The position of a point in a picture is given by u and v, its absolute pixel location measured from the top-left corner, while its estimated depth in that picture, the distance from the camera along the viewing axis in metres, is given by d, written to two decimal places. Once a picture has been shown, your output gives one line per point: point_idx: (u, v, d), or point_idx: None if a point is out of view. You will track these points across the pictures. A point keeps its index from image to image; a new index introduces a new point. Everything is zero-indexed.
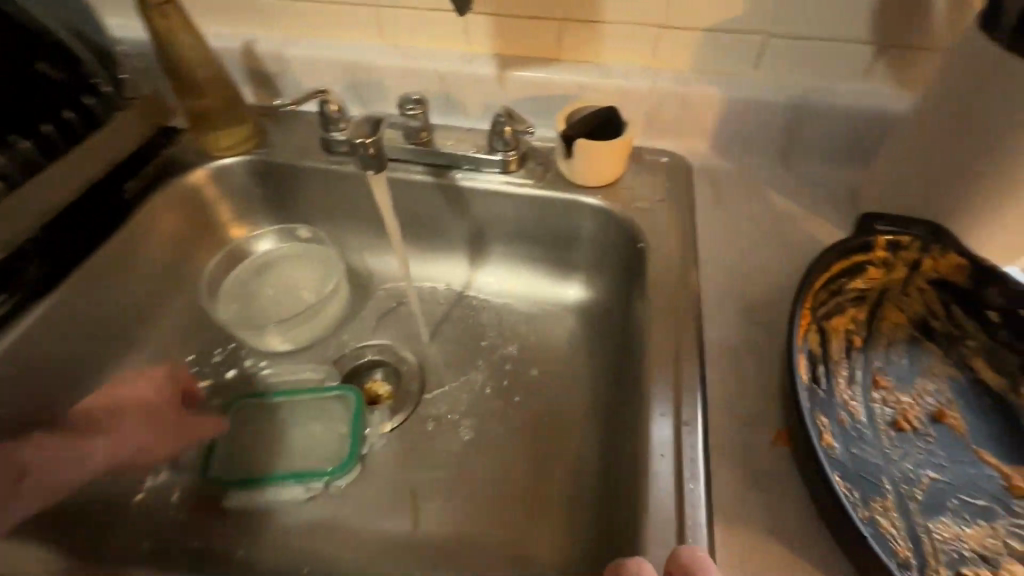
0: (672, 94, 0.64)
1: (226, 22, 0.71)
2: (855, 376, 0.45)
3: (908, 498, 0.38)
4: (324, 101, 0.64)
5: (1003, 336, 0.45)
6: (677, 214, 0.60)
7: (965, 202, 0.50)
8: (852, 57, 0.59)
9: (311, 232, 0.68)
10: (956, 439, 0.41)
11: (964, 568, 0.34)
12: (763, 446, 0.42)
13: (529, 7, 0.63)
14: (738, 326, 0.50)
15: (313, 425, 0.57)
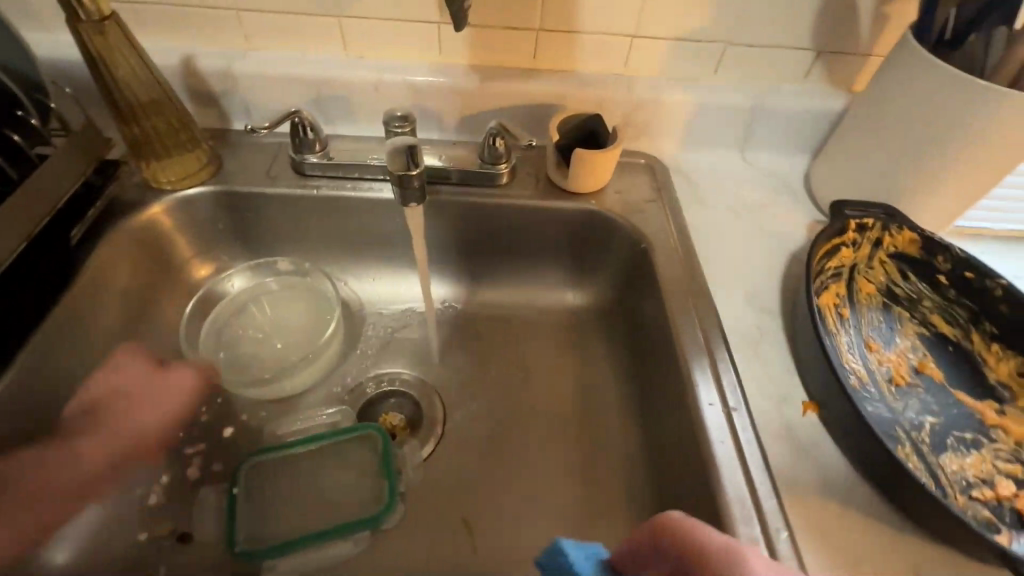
0: (645, 100, 0.67)
1: (158, 35, 0.63)
2: (851, 344, 0.52)
3: (919, 441, 0.45)
4: (296, 122, 0.59)
5: (952, 295, 0.54)
6: (667, 212, 0.64)
7: (907, 184, 0.59)
8: (796, 61, 0.66)
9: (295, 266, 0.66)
10: (937, 386, 0.49)
11: (974, 492, 0.42)
12: (798, 418, 0.47)
13: (506, 18, 0.62)
14: (746, 312, 0.55)
15: (341, 473, 0.54)
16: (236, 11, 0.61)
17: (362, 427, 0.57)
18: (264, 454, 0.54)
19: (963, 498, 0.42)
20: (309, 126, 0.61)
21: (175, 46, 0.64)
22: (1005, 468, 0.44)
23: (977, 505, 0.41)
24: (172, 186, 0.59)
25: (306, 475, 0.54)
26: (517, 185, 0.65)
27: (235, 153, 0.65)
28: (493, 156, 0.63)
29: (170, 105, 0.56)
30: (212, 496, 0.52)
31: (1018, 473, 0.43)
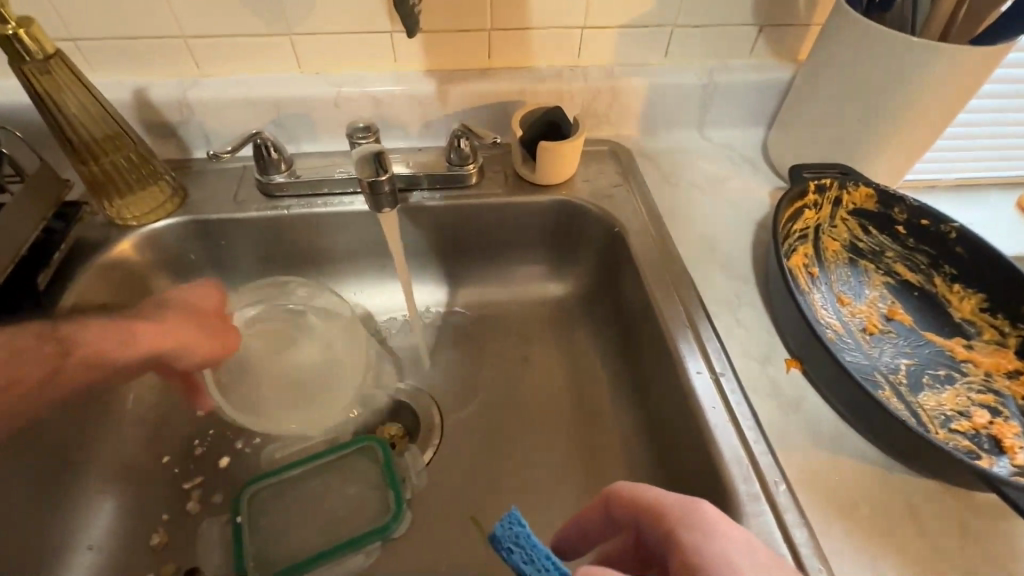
0: (602, 88, 0.69)
1: (107, 71, 0.62)
2: (824, 300, 0.54)
3: (897, 383, 0.47)
4: (259, 144, 0.59)
5: (911, 243, 0.56)
6: (636, 194, 0.65)
7: (859, 143, 0.61)
8: (742, 37, 0.69)
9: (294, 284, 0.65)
10: (908, 329, 0.52)
11: (953, 424, 0.44)
12: (783, 375, 0.49)
13: (457, 21, 0.63)
14: (723, 281, 0.57)
15: (346, 487, 0.54)
16: (185, 38, 0.61)
17: (361, 439, 0.56)
18: (263, 480, 0.53)
19: (943, 431, 0.44)
20: (272, 146, 0.60)
21: (125, 79, 0.62)
22: (979, 398, 0.46)
23: (957, 436, 0.43)
24: (138, 222, 0.59)
25: (310, 494, 0.54)
26: (487, 184, 0.65)
27: (200, 182, 0.64)
28: (460, 157, 0.63)
29: (128, 140, 0.55)
30: (217, 526, 0.51)
31: (991, 401, 0.46)
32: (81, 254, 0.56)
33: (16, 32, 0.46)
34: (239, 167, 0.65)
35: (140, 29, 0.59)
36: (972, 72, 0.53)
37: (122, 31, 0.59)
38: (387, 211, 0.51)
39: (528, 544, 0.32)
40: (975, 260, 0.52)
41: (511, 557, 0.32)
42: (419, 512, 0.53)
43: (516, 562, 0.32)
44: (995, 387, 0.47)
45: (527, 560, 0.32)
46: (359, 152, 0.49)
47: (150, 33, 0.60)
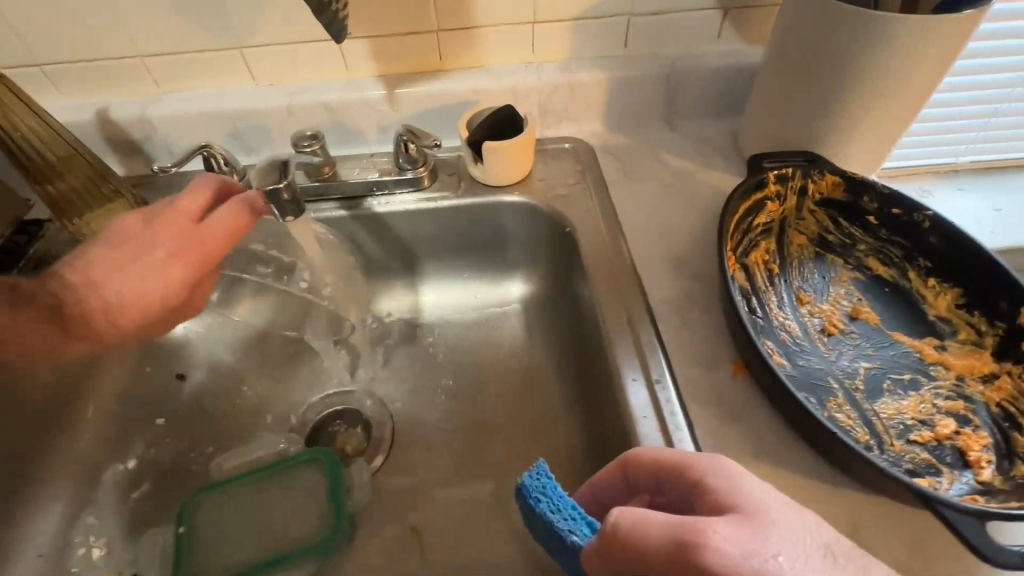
0: (557, 84, 0.67)
1: (72, 92, 0.64)
2: (782, 299, 0.50)
3: (853, 390, 0.43)
4: (208, 156, 0.60)
5: (884, 234, 0.52)
6: (591, 193, 0.63)
7: (828, 129, 0.57)
8: (706, 22, 0.65)
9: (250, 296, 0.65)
10: (873, 330, 0.47)
11: (911, 435, 0.40)
12: (728, 382, 0.45)
13: (402, 24, 0.62)
14: (675, 281, 0.54)
15: (289, 498, 0.54)
16: (141, 58, 0.62)
17: (311, 450, 0.56)
18: (209, 490, 0.54)
19: (899, 443, 0.40)
20: (222, 158, 0.61)
21: (90, 101, 0.65)
22: (945, 406, 0.42)
23: (915, 448, 0.39)
24: None
25: (253, 506, 0.53)
26: (439, 187, 0.64)
27: (162, 196, 0.66)
28: (410, 160, 0.63)
29: (82, 159, 0.57)
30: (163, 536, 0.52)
31: (959, 409, 0.41)
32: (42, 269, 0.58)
33: None
34: None
35: (97, 51, 0.61)
36: (943, 44, 0.49)
37: (81, 53, 0.61)
38: (296, 217, 0.51)
39: (555, 495, 0.34)
40: (952, 251, 0.48)
41: (537, 505, 0.34)
42: (360, 524, 0.52)
43: (542, 511, 0.33)
44: (966, 392, 0.43)
45: (553, 509, 0.33)
46: (266, 161, 0.51)
47: (107, 54, 0.62)
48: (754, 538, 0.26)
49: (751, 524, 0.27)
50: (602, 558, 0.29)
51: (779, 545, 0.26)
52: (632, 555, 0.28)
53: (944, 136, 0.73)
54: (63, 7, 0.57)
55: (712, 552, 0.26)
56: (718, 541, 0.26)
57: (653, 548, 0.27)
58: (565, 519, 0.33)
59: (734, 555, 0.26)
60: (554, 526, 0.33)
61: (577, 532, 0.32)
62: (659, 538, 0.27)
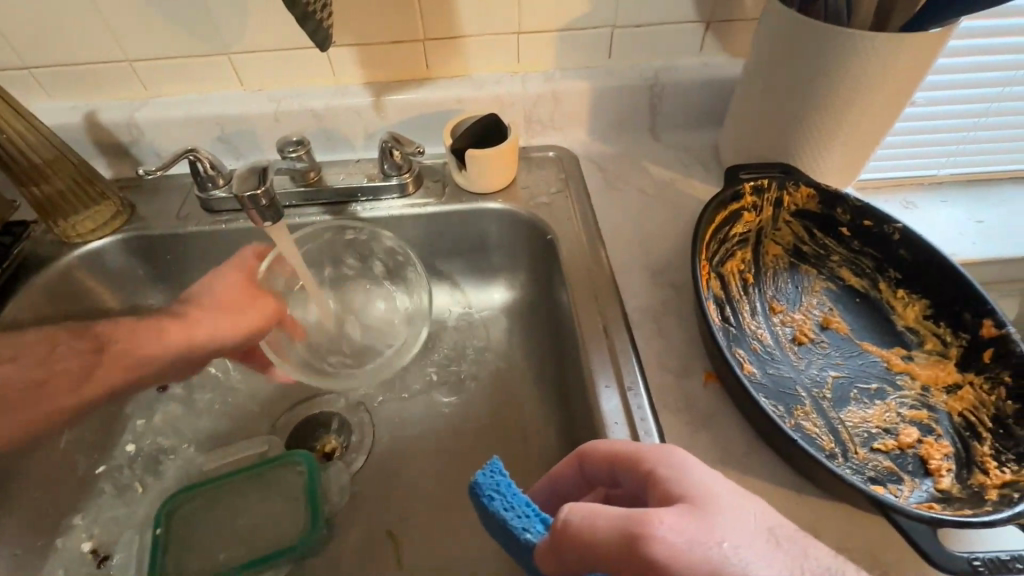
0: (542, 94, 0.68)
1: (61, 95, 0.65)
2: (755, 308, 0.51)
3: (821, 398, 0.44)
4: (194, 160, 0.60)
5: (857, 245, 0.53)
6: (573, 201, 0.64)
7: (804, 142, 0.58)
8: (688, 35, 0.66)
9: None
10: (843, 339, 0.48)
11: (876, 443, 0.41)
12: (699, 389, 0.46)
13: (388, 33, 0.63)
14: (652, 289, 0.55)
15: (269, 503, 0.54)
16: (130, 62, 0.63)
17: (292, 453, 0.56)
18: (188, 492, 0.54)
19: (864, 450, 0.40)
20: (209, 163, 0.62)
21: (80, 104, 0.66)
22: (909, 414, 0.42)
23: (878, 456, 0.40)
24: (83, 239, 0.61)
25: (231, 509, 0.54)
26: (424, 193, 0.65)
27: (148, 199, 0.66)
28: (395, 167, 0.63)
29: (69, 163, 0.57)
30: (139, 538, 0.52)
31: (923, 418, 0.42)
32: (25, 270, 0.58)
33: None
34: (185, 184, 0.67)
35: (86, 55, 0.62)
36: (914, 61, 0.50)
37: (70, 57, 0.62)
38: (274, 222, 0.52)
39: (509, 492, 0.33)
40: (921, 263, 0.49)
41: (490, 503, 0.33)
42: (338, 526, 0.53)
43: (496, 510, 0.32)
44: (930, 402, 0.43)
45: (507, 507, 0.32)
46: (246, 167, 0.51)
47: (95, 58, 0.62)
48: (702, 527, 0.27)
49: (700, 511, 0.28)
50: (555, 555, 0.29)
51: (723, 533, 0.27)
52: (583, 549, 0.28)
53: (922, 149, 0.74)
54: (52, 12, 0.58)
55: (660, 542, 0.27)
56: (666, 531, 0.27)
57: (608, 541, 0.27)
58: (519, 517, 0.32)
59: (681, 544, 0.27)
60: (508, 525, 0.32)
61: (531, 529, 0.32)
62: (611, 531, 0.28)
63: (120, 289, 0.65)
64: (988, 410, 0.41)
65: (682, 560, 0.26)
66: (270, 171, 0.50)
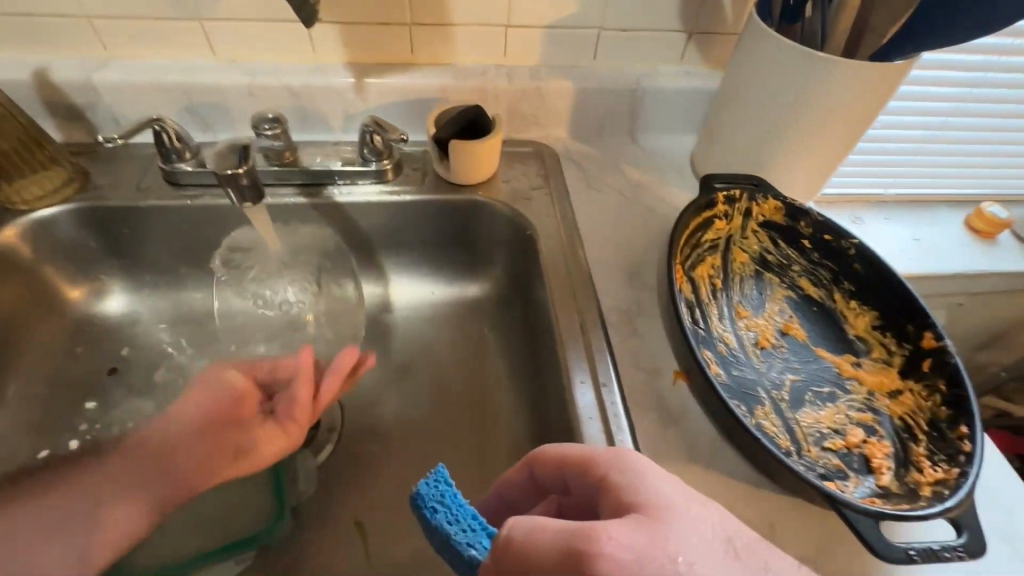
0: (527, 89, 0.68)
1: (8, 48, 0.60)
2: (722, 312, 0.53)
3: (779, 400, 0.47)
4: (161, 130, 0.57)
5: (816, 257, 0.56)
6: (553, 198, 0.64)
7: (774, 157, 0.61)
8: (672, 43, 0.68)
9: (197, 280, 0.66)
10: (801, 346, 0.52)
11: (826, 442, 0.44)
12: (668, 387, 0.48)
13: (374, 13, 0.61)
14: (627, 289, 0.57)
15: (232, 493, 0.52)
16: (90, 18, 0.58)
17: None
18: None
19: (815, 449, 0.44)
20: (175, 134, 0.59)
21: (28, 59, 0.61)
22: (856, 417, 0.46)
23: (828, 454, 0.43)
24: (29, 206, 0.57)
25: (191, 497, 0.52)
26: (404, 181, 0.64)
27: (104, 167, 0.62)
28: (375, 152, 0.62)
29: (17, 124, 0.53)
30: None
31: (868, 420, 0.46)
32: None
33: None
34: (146, 154, 0.64)
35: (39, 6, 0.57)
36: (877, 88, 0.53)
37: (20, 6, 0.57)
38: (254, 203, 0.50)
39: (453, 504, 0.33)
40: (872, 277, 0.53)
41: (433, 515, 0.32)
42: (303, 515, 0.52)
43: (439, 522, 0.32)
44: (874, 406, 0.47)
45: (450, 521, 0.32)
46: (225, 146, 0.49)
47: (49, 11, 0.57)
48: (652, 541, 0.27)
49: (652, 523, 0.28)
50: (498, 572, 0.28)
51: (675, 547, 0.27)
52: (526, 567, 0.27)
53: (875, 170, 0.79)
54: None
55: (608, 559, 0.26)
56: (615, 546, 0.26)
57: (552, 558, 0.27)
58: (463, 531, 0.32)
59: (630, 558, 0.26)
60: (451, 539, 0.31)
61: (476, 545, 0.31)
62: (556, 545, 0.27)
63: (70, 263, 0.61)
64: (924, 414, 0.45)
65: (630, 574, 0.26)
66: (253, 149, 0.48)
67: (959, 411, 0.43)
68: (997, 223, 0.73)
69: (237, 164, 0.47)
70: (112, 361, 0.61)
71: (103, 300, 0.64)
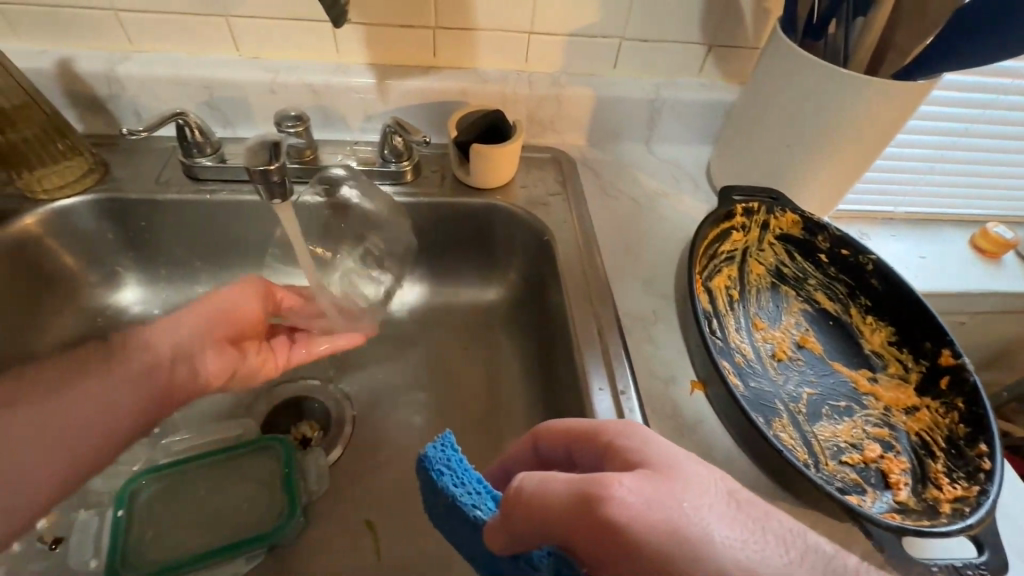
0: (546, 95, 0.68)
1: (33, 38, 0.60)
2: (739, 324, 0.54)
3: (797, 412, 0.47)
4: (184, 124, 0.58)
5: (832, 271, 0.56)
6: (571, 205, 0.65)
7: (792, 171, 0.61)
8: (691, 55, 0.69)
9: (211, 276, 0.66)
10: (817, 359, 0.52)
11: (843, 457, 0.44)
12: (685, 397, 0.48)
13: (398, 15, 0.62)
14: (644, 298, 0.57)
15: (242, 488, 0.52)
16: (116, 11, 0.59)
17: (264, 439, 0.54)
18: (151, 474, 0.51)
19: (833, 463, 0.44)
20: (198, 129, 0.59)
21: (52, 49, 0.61)
22: (873, 432, 0.47)
23: (846, 468, 0.44)
24: (50, 195, 0.57)
25: (200, 493, 0.51)
26: (422, 183, 0.64)
27: (124, 160, 0.62)
28: (395, 153, 0.62)
29: (42, 112, 0.53)
30: (99, 519, 0.49)
31: (884, 436, 0.46)
32: None
33: None
34: (166, 148, 0.64)
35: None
36: (897, 106, 0.54)
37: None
38: (282, 201, 0.50)
39: (459, 468, 0.33)
40: (889, 293, 0.53)
41: (440, 478, 0.32)
42: (313, 514, 0.52)
43: (445, 485, 0.32)
44: (891, 421, 0.48)
45: (457, 483, 0.32)
46: (255, 142, 0.49)
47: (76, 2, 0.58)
48: (659, 489, 0.27)
49: (659, 477, 0.28)
50: (506, 529, 0.28)
51: (682, 495, 0.27)
52: (534, 517, 0.27)
53: (885, 187, 0.80)
54: None
55: (614, 502, 0.26)
56: (621, 491, 0.27)
57: (558, 506, 0.27)
58: (469, 493, 0.32)
59: (634, 503, 0.26)
60: (457, 502, 0.32)
61: (481, 506, 0.31)
62: (563, 495, 0.27)
63: (84, 254, 0.61)
64: (941, 431, 0.45)
65: (638, 518, 0.26)
66: (283, 146, 0.49)
67: (977, 429, 0.43)
68: (1002, 243, 0.74)
69: (268, 159, 0.47)
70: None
71: (116, 292, 0.63)
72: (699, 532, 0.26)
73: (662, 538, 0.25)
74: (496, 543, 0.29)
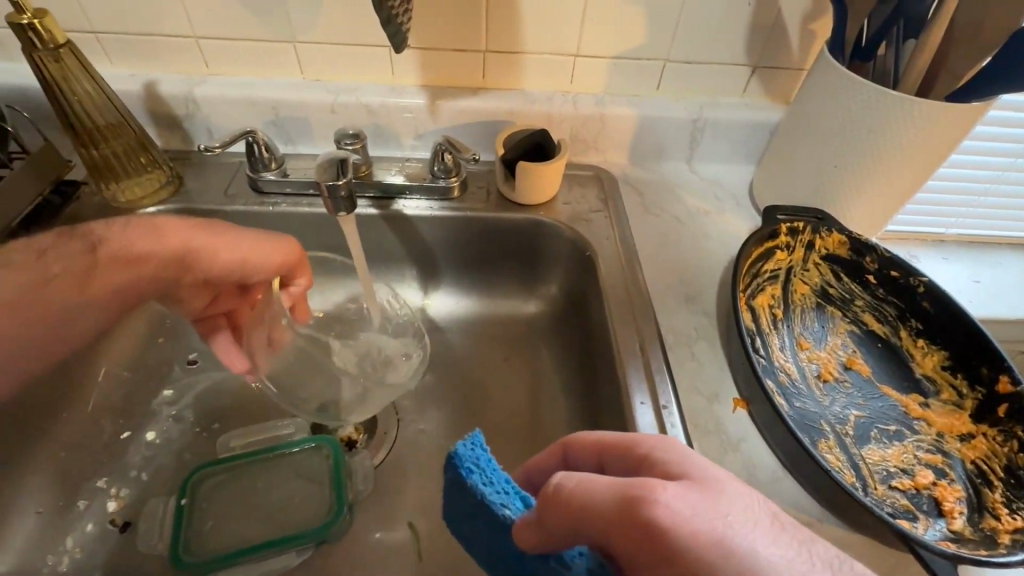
0: (590, 115, 0.70)
1: (123, 63, 0.66)
2: (784, 343, 0.53)
3: (844, 435, 0.47)
4: (253, 141, 0.62)
5: (881, 293, 0.56)
6: (612, 221, 0.66)
7: (839, 192, 0.61)
8: (735, 77, 0.69)
9: None
10: (865, 382, 0.51)
11: (894, 481, 0.43)
12: (728, 414, 0.49)
13: (452, 41, 0.65)
14: (685, 314, 0.58)
15: (294, 484, 0.54)
16: (197, 39, 0.64)
17: (316, 438, 0.57)
18: (211, 466, 0.54)
19: (883, 487, 0.43)
20: (265, 145, 0.64)
21: (139, 72, 0.67)
22: (925, 457, 0.45)
23: (895, 493, 0.43)
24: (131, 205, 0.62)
25: (256, 486, 0.54)
26: (469, 198, 0.67)
27: (196, 172, 0.68)
28: (445, 170, 0.65)
29: (130, 129, 0.59)
30: (163, 506, 0.53)
31: (937, 462, 0.45)
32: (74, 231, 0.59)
33: (29, 22, 0.49)
34: (234, 163, 0.69)
35: (155, 28, 0.63)
36: (950, 128, 0.53)
37: (139, 27, 0.63)
38: (347, 214, 0.53)
39: (488, 468, 0.31)
40: (941, 316, 0.52)
41: (469, 476, 0.31)
42: (360, 514, 0.54)
43: (474, 484, 0.31)
44: (945, 448, 0.47)
45: (486, 482, 0.31)
46: (325, 158, 0.52)
47: (163, 31, 0.63)
48: (703, 499, 0.27)
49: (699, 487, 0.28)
50: (539, 527, 0.28)
51: (724, 507, 0.27)
52: (573, 513, 0.28)
53: (935, 209, 0.78)
54: None
55: (661, 507, 0.27)
56: (669, 499, 0.27)
57: (601, 506, 0.28)
58: (498, 493, 0.31)
59: (683, 512, 0.26)
60: (486, 500, 0.31)
61: (511, 505, 0.31)
62: (606, 497, 0.28)
63: None
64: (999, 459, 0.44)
65: (684, 526, 0.26)
66: (351, 162, 0.52)
67: None
68: None
69: (338, 174, 0.51)
70: (192, 353, 0.63)
71: None
72: (748, 548, 0.26)
73: (709, 549, 0.26)
74: (525, 542, 0.28)
